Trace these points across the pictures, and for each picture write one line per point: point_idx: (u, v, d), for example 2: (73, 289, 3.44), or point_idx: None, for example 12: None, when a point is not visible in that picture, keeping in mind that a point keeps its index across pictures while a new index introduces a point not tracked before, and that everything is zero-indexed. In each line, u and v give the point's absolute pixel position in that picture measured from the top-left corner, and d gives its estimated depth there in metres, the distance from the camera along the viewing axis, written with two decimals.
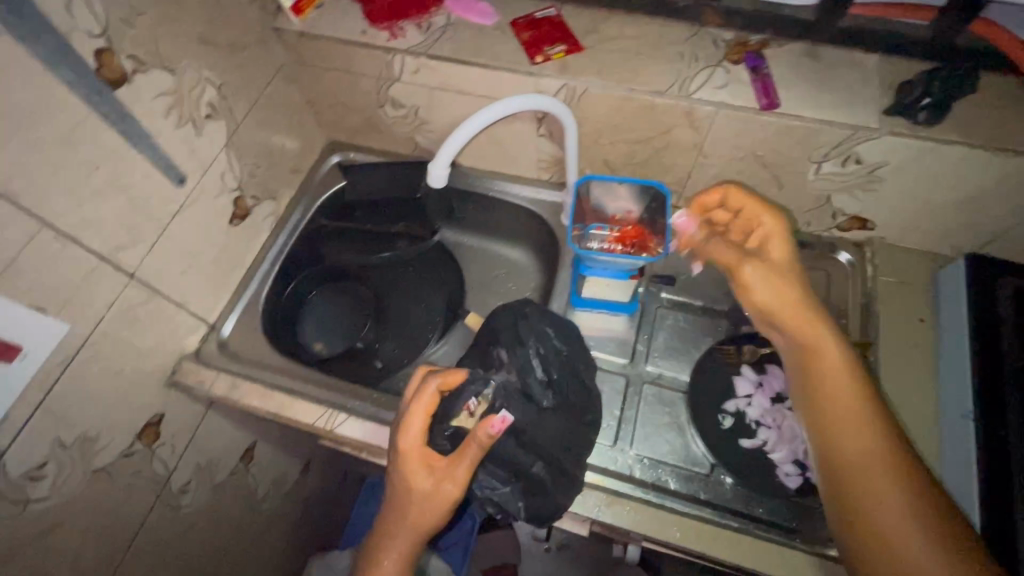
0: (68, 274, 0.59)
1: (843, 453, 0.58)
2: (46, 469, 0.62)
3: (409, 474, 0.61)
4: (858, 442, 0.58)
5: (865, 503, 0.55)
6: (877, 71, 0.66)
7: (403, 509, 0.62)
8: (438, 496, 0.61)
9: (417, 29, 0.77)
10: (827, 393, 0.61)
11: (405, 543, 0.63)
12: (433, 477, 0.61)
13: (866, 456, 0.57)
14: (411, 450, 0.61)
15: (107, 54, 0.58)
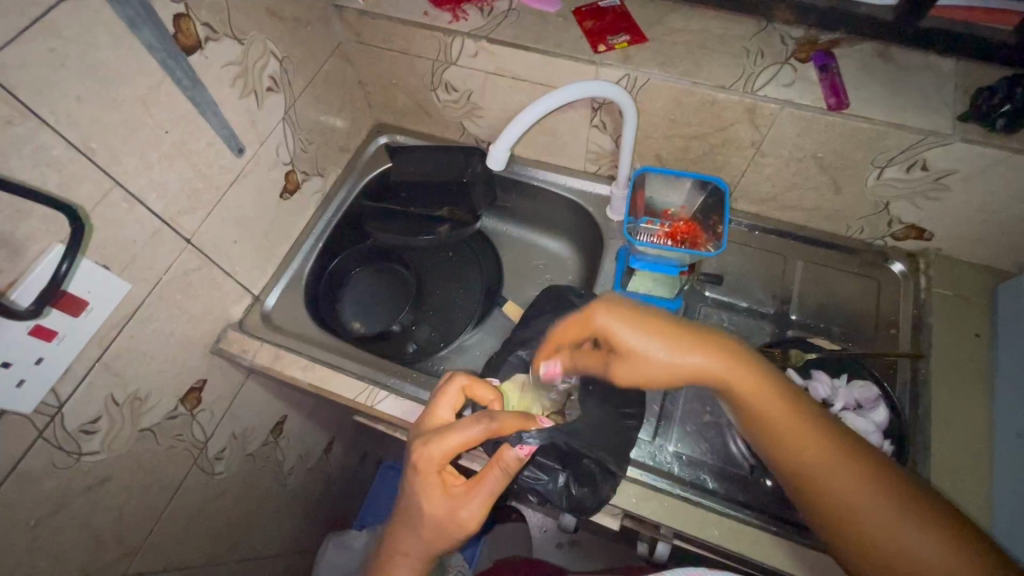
0: (133, 234, 0.61)
1: (798, 462, 0.48)
2: (99, 424, 0.63)
3: (426, 497, 0.57)
4: (796, 451, 0.48)
5: (847, 513, 0.46)
6: (950, 77, 0.65)
7: (418, 526, 0.59)
8: (454, 522, 0.57)
9: (479, 13, 0.77)
10: (762, 417, 0.49)
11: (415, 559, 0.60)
12: (450, 503, 0.57)
13: (822, 464, 0.47)
14: (426, 475, 0.57)
15: (185, 21, 0.59)
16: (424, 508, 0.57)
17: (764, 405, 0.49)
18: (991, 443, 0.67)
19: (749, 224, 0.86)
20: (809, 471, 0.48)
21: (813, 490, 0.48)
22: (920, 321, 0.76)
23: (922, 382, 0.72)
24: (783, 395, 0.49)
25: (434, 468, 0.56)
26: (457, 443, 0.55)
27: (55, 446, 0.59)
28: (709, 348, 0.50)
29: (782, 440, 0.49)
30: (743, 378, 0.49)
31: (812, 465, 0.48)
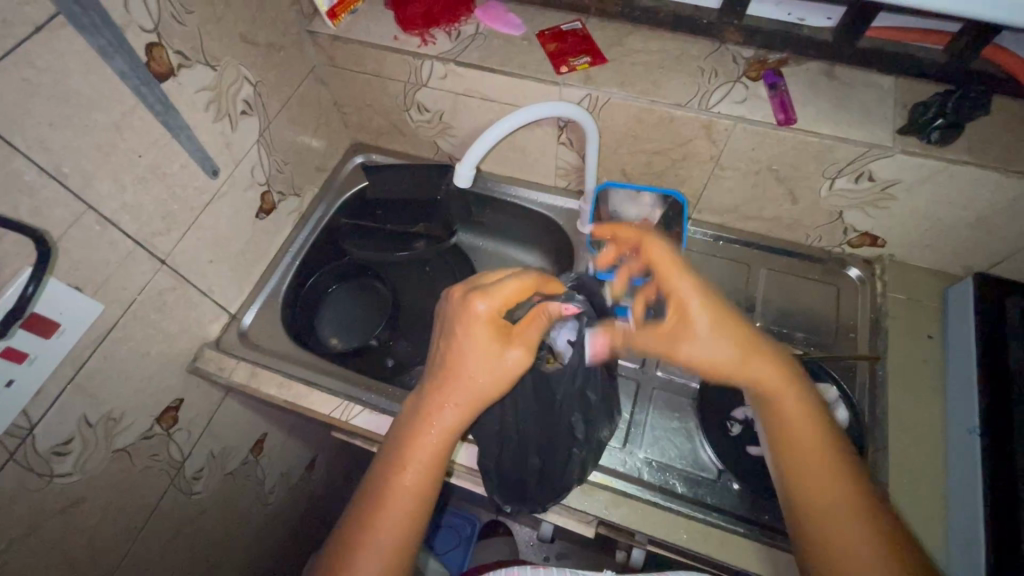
0: (107, 255, 0.62)
1: (805, 456, 0.53)
2: (72, 445, 0.64)
3: (477, 346, 0.55)
4: (807, 451, 0.53)
5: (830, 509, 0.50)
6: (891, 93, 0.68)
7: (456, 382, 0.56)
8: (500, 373, 0.56)
9: (447, 36, 0.80)
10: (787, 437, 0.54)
11: (445, 424, 0.55)
12: (502, 351, 0.56)
13: (830, 467, 0.52)
14: (480, 319, 0.56)
15: (157, 49, 0.61)
16: (473, 353, 0.55)
17: (803, 410, 0.54)
18: (944, 438, 0.70)
19: (713, 234, 0.89)
20: (816, 466, 0.52)
21: (807, 484, 0.52)
22: (876, 324, 0.79)
23: (879, 383, 0.74)
24: (823, 432, 0.54)
25: (494, 310, 0.56)
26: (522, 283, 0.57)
27: (27, 468, 0.59)
28: (774, 363, 0.55)
29: (801, 440, 0.53)
30: (797, 388, 0.55)
31: (821, 464, 0.52)
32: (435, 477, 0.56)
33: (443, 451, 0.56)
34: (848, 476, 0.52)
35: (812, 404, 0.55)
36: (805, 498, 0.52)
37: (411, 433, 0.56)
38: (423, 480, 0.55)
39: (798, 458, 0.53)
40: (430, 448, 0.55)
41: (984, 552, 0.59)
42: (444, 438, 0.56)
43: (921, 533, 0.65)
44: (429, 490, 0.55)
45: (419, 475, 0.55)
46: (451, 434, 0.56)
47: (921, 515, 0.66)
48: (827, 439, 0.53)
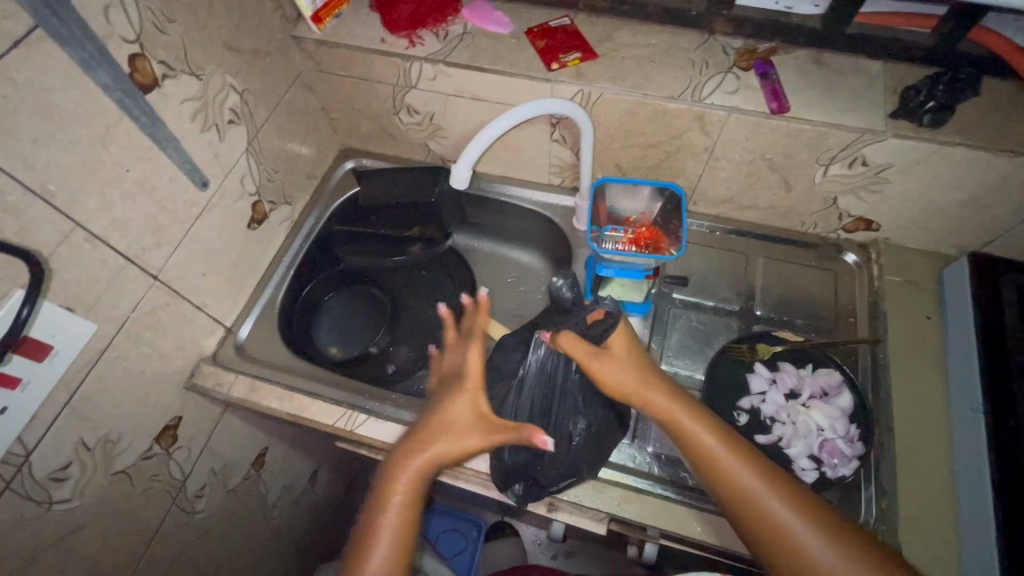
0: (97, 274, 0.60)
1: (733, 480, 0.56)
2: (69, 471, 0.62)
3: (459, 392, 0.63)
4: (732, 473, 0.56)
5: (772, 522, 0.53)
6: (881, 78, 0.69)
7: (424, 438, 0.61)
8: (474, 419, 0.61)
9: (435, 37, 0.79)
10: (725, 475, 0.56)
11: (414, 479, 0.59)
12: (477, 399, 0.62)
13: (758, 483, 0.55)
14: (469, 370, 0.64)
15: (140, 59, 0.59)
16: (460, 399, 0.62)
17: (712, 434, 0.58)
18: (948, 418, 0.71)
19: (709, 225, 0.89)
20: (744, 486, 0.55)
21: (741, 501, 0.55)
22: (876, 308, 0.80)
23: (882, 365, 0.75)
24: (754, 461, 0.57)
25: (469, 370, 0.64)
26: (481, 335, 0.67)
27: (24, 497, 0.58)
28: (667, 389, 0.61)
29: (721, 462, 0.56)
30: (695, 414, 0.59)
31: (747, 483, 0.55)
32: (413, 518, 0.59)
33: (412, 505, 0.59)
34: (777, 483, 0.55)
35: (717, 423, 0.59)
36: (749, 519, 0.55)
37: (384, 483, 0.60)
38: (397, 528, 0.58)
39: (721, 478, 0.56)
40: (401, 501, 0.59)
41: (995, 528, 0.59)
42: (412, 492, 0.59)
43: (931, 513, 0.65)
44: (403, 542, 0.58)
45: (393, 524, 0.58)
46: (420, 489, 0.60)
47: (930, 496, 0.66)
48: (742, 454, 0.57)
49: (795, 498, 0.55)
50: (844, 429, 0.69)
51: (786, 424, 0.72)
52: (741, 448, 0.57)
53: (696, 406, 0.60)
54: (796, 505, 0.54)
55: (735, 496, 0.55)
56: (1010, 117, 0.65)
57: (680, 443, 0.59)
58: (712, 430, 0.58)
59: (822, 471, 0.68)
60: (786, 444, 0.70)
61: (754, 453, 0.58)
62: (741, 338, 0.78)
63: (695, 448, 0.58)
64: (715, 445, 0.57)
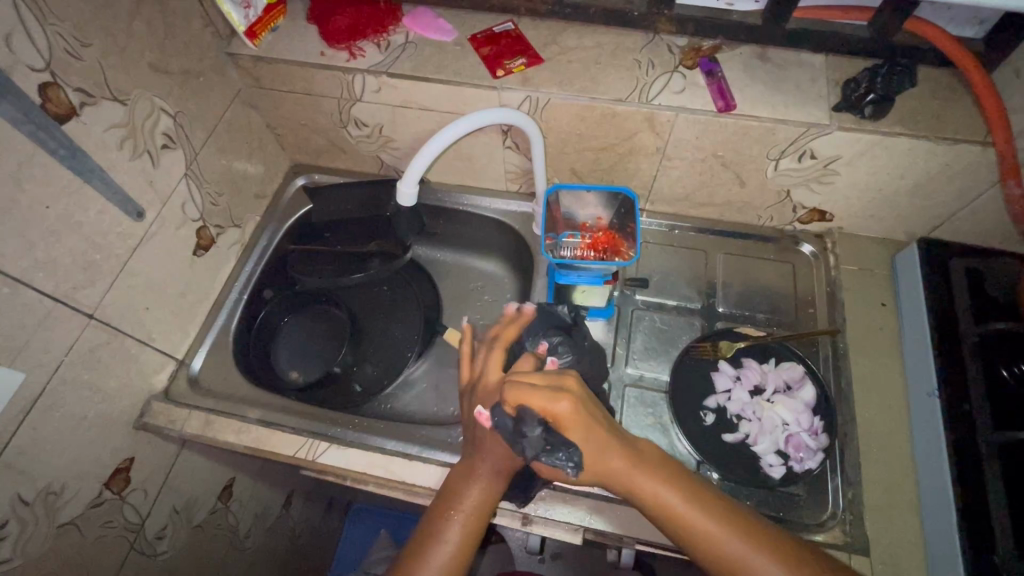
0: (21, 318, 0.56)
1: (712, 546, 0.51)
2: (7, 529, 0.58)
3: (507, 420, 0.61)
4: (710, 538, 0.51)
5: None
6: (823, 72, 0.69)
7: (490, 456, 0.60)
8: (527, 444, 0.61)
9: (377, 47, 0.77)
10: (693, 535, 0.52)
11: (487, 489, 0.59)
12: None
13: (735, 541, 0.51)
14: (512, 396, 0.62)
15: (52, 88, 0.56)
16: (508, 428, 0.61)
17: (685, 499, 0.53)
18: (908, 405, 0.72)
19: (668, 224, 0.89)
20: (728, 551, 0.51)
21: (716, 561, 0.51)
22: (834, 298, 0.81)
23: (842, 355, 0.76)
24: (727, 515, 0.53)
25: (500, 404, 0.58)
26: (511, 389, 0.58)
27: None
28: (623, 445, 0.56)
29: (701, 531, 0.52)
30: (663, 476, 0.55)
31: (732, 549, 0.51)
32: (468, 543, 0.56)
33: (484, 516, 0.58)
34: (764, 542, 0.51)
35: (687, 484, 0.55)
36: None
37: (457, 491, 0.59)
38: (460, 543, 0.56)
39: (691, 539, 0.52)
40: (467, 516, 0.57)
41: (956, 513, 0.60)
42: (482, 502, 0.58)
43: (895, 502, 0.66)
44: (465, 556, 0.56)
45: (458, 534, 0.56)
46: (492, 501, 0.59)
47: (894, 485, 0.67)
48: (712, 509, 0.53)
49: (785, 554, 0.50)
50: (808, 422, 0.70)
51: (752, 421, 0.72)
52: (712, 503, 0.53)
53: (656, 462, 0.56)
54: (784, 557, 0.50)
55: (717, 561, 0.51)
56: (946, 105, 0.66)
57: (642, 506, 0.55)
58: (672, 487, 0.54)
59: (788, 466, 0.68)
60: (752, 441, 0.71)
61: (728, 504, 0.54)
62: (704, 337, 0.77)
63: (670, 513, 0.53)
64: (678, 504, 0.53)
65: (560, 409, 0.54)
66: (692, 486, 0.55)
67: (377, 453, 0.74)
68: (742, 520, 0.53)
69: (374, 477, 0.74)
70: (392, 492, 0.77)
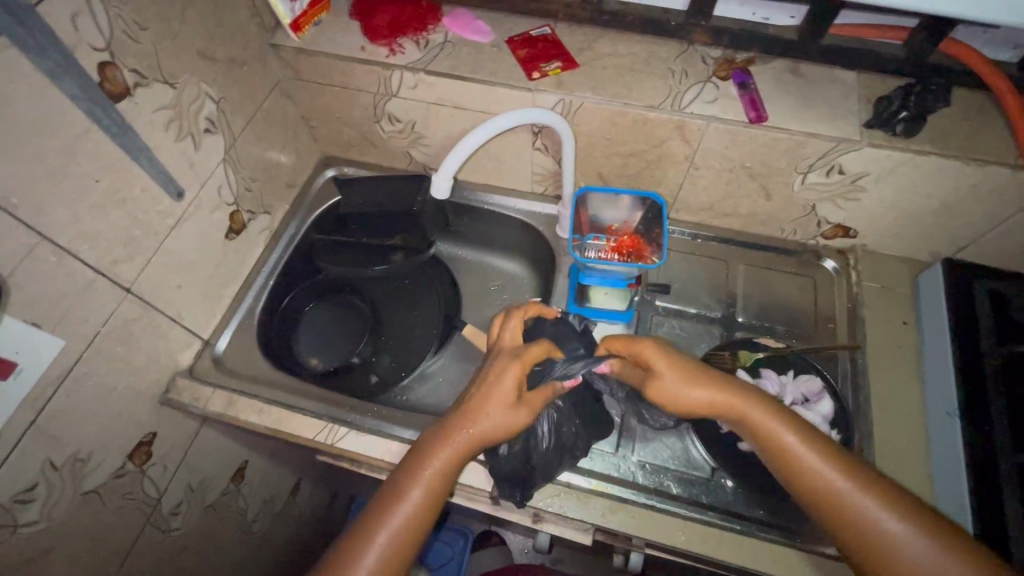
0: (66, 286, 0.58)
1: (825, 489, 0.53)
2: (36, 492, 0.60)
3: (500, 390, 0.61)
4: (822, 481, 0.53)
5: (864, 519, 0.51)
6: (855, 88, 0.70)
7: (472, 423, 0.59)
8: (511, 419, 0.61)
9: (416, 45, 0.79)
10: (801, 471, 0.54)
11: (451, 462, 0.59)
12: (515, 406, 0.61)
13: (839, 479, 0.53)
14: (512, 371, 0.62)
15: (110, 68, 0.58)
16: (498, 399, 0.61)
17: (803, 444, 0.55)
18: (926, 425, 0.71)
19: (691, 232, 0.90)
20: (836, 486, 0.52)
21: (827, 499, 0.53)
22: (854, 314, 0.81)
23: (861, 371, 0.76)
24: (834, 461, 0.54)
25: (502, 378, 0.62)
26: (522, 369, 0.63)
27: None
28: (719, 384, 0.59)
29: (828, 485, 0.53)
30: (777, 417, 0.57)
31: (837, 487, 0.52)
32: (436, 499, 0.57)
33: (448, 484, 0.58)
34: (859, 483, 0.52)
35: (800, 427, 0.56)
36: (831, 518, 0.53)
37: (424, 457, 0.58)
38: (424, 503, 0.56)
39: (798, 470, 0.54)
40: (433, 477, 0.57)
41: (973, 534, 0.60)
42: (446, 476, 0.58)
43: None
44: (424, 519, 0.56)
45: (420, 500, 0.56)
46: (454, 475, 0.59)
47: None
48: (818, 448, 0.55)
49: (875, 490, 0.52)
50: (824, 435, 0.70)
51: None
52: (813, 443, 0.55)
53: (761, 402, 0.58)
54: (884, 501, 0.51)
55: (834, 514, 0.52)
56: (978, 127, 0.67)
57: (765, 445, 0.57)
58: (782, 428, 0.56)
59: None
60: None
61: (828, 449, 0.55)
62: (723, 346, 0.78)
63: (800, 470, 0.54)
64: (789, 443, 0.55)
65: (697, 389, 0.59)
66: (799, 427, 0.56)
67: (393, 443, 0.75)
68: (840, 458, 0.54)
69: (389, 464, 0.75)
70: None
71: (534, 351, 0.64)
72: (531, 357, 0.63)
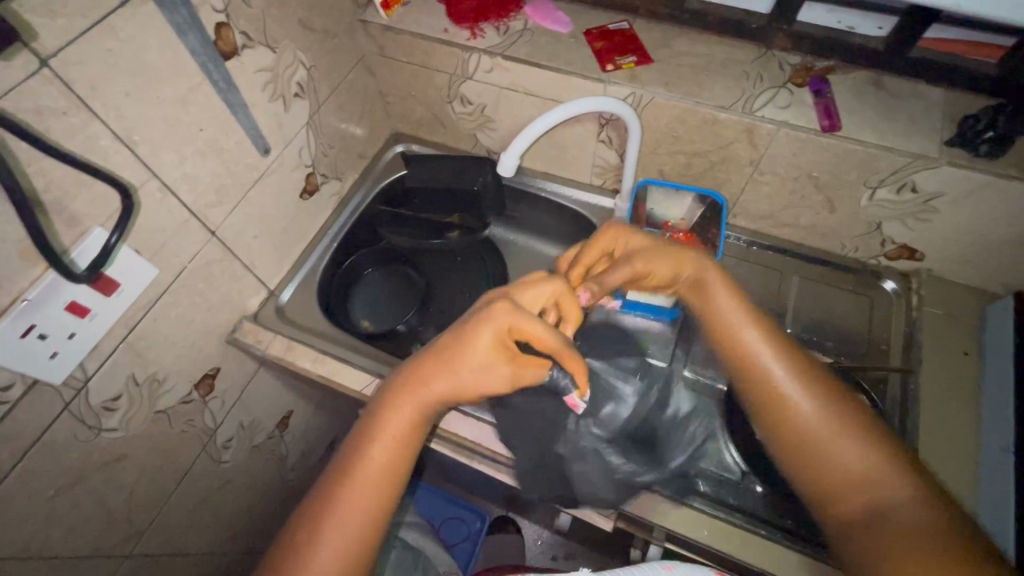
0: (165, 221, 0.65)
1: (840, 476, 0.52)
2: (119, 402, 0.67)
3: (473, 347, 0.56)
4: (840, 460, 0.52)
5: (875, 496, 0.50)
6: (940, 106, 0.68)
7: (440, 372, 0.58)
8: (486, 385, 0.58)
9: (496, 31, 0.82)
10: (815, 455, 0.54)
11: (412, 423, 0.58)
12: (498, 366, 0.57)
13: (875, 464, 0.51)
14: (492, 333, 0.56)
15: (225, 28, 0.64)
16: (473, 356, 0.56)
17: (837, 429, 0.53)
18: (977, 459, 0.69)
19: (747, 239, 0.89)
20: (848, 465, 0.52)
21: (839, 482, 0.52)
22: (910, 340, 0.79)
23: (911, 397, 0.74)
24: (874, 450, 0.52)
25: (480, 335, 0.56)
26: (507, 331, 0.56)
27: (78, 420, 0.62)
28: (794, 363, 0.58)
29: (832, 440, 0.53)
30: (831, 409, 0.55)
31: (860, 469, 0.51)
32: (402, 456, 0.58)
33: (411, 442, 0.59)
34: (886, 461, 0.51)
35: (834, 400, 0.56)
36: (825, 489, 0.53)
37: (385, 417, 0.58)
38: (383, 461, 0.57)
39: (813, 446, 0.54)
40: (393, 438, 0.58)
41: None
42: (401, 446, 0.58)
43: None
44: (390, 477, 0.57)
45: (380, 464, 0.57)
46: (414, 437, 0.59)
47: None
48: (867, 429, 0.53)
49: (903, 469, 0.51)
50: None
51: None
52: (856, 420, 0.54)
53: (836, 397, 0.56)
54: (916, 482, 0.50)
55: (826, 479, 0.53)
56: None
57: (792, 430, 0.55)
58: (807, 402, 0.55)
59: None
60: None
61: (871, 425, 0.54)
62: None
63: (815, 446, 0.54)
64: (807, 425, 0.54)
65: (807, 400, 0.55)
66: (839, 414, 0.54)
67: None
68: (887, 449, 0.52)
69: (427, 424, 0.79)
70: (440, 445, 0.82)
71: (535, 330, 0.56)
72: (527, 328, 0.56)
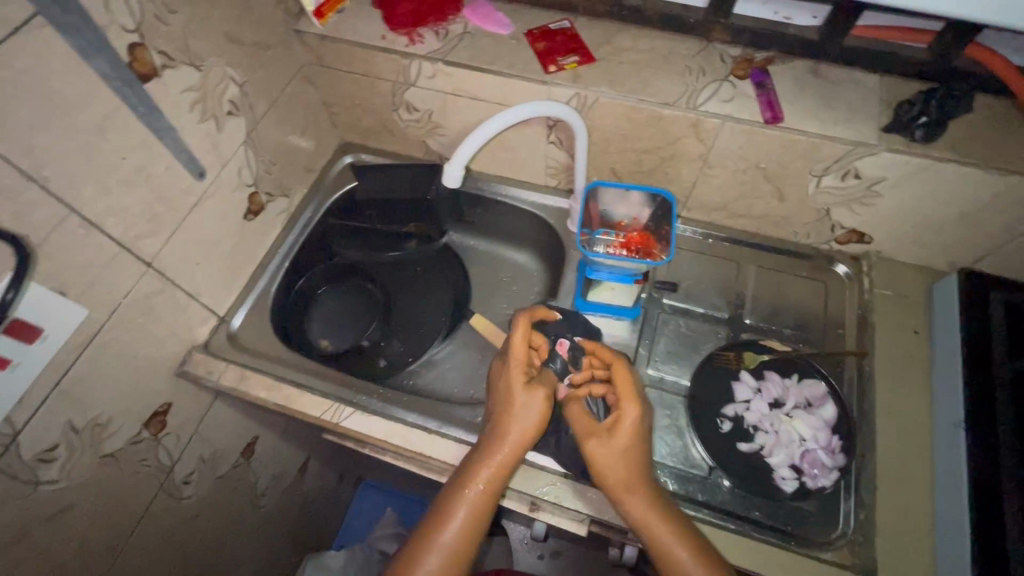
0: (92, 257, 0.61)
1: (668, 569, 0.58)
2: (57, 452, 0.63)
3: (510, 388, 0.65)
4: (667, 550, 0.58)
5: None
6: (876, 92, 0.69)
7: (505, 426, 0.64)
8: (534, 412, 0.63)
9: (436, 35, 0.80)
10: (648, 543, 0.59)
11: (492, 481, 0.62)
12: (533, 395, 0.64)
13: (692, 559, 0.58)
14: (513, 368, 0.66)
15: (140, 49, 0.60)
16: (523, 406, 0.64)
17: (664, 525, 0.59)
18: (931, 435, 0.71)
19: (702, 232, 0.90)
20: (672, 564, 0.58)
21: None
22: (864, 321, 0.80)
23: (867, 378, 0.75)
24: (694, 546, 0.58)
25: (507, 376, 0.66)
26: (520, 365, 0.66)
27: (11, 476, 0.58)
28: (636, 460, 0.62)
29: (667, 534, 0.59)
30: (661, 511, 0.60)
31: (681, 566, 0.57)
32: (479, 516, 0.61)
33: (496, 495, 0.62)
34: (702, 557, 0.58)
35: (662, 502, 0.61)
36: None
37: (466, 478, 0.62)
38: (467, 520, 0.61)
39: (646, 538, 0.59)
40: (477, 495, 0.61)
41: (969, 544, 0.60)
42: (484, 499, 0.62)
43: (908, 528, 0.66)
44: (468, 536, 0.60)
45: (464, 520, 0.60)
46: (497, 491, 0.62)
47: (909, 512, 0.67)
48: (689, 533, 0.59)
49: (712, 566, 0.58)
50: (825, 440, 0.70)
51: (769, 432, 0.73)
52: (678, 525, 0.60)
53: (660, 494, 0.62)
54: None
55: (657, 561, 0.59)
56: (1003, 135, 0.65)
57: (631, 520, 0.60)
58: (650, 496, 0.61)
59: (802, 481, 0.69)
60: (768, 453, 0.71)
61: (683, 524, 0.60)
62: (728, 346, 0.78)
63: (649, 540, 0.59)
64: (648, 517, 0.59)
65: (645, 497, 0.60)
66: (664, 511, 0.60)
67: (400, 425, 0.77)
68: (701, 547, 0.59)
69: (393, 445, 0.77)
70: (409, 463, 0.81)
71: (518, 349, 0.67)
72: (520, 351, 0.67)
